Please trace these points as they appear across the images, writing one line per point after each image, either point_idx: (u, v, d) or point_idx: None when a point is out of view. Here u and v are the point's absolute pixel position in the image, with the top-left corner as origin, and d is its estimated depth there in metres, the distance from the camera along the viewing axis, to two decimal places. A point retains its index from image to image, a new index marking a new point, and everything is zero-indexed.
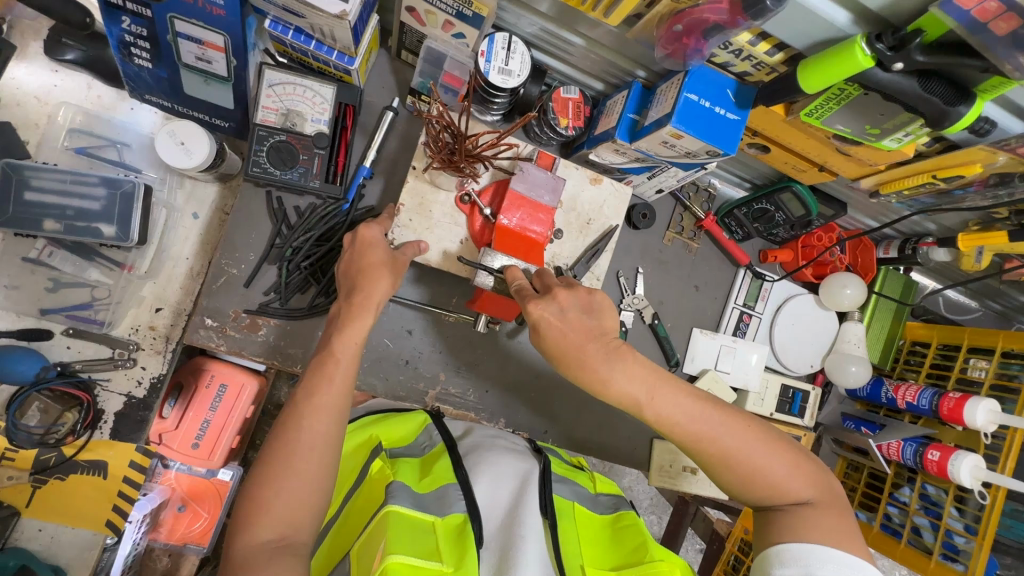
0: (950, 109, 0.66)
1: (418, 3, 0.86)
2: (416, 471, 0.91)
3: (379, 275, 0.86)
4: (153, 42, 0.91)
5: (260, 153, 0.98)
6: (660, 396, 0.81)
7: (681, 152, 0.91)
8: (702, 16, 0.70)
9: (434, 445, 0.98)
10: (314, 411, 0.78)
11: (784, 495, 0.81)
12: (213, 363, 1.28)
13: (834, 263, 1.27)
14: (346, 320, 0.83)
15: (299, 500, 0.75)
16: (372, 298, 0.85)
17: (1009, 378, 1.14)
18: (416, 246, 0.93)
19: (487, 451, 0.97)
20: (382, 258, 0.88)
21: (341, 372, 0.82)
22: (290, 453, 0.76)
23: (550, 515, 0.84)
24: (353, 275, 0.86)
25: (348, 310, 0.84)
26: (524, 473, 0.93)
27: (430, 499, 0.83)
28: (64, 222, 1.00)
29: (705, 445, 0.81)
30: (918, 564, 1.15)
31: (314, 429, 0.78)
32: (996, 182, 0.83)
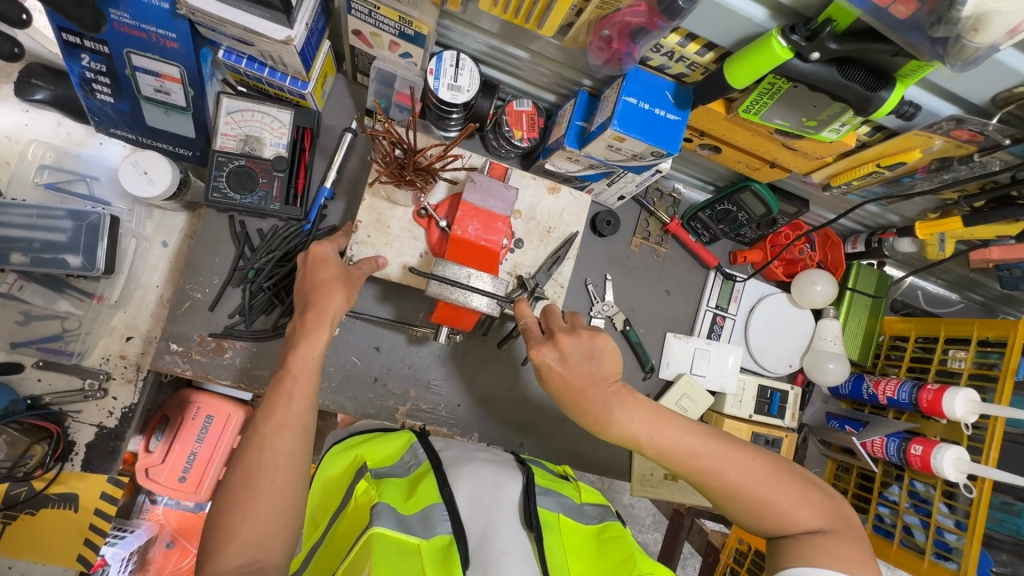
0: (872, 95, 0.67)
1: (362, 26, 0.89)
2: (402, 491, 0.84)
3: (338, 291, 0.87)
4: (113, 77, 0.94)
5: (219, 177, 1.00)
6: (661, 433, 0.80)
7: (628, 155, 0.92)
8: (625, 19, 0.72)
9: (419, 463, 0.91)
10: (276, 430, 0.77)
11: (794, 524, 0.76)
12: (199, 395, 1.28)
13: (804, 261, 1.26)
14: (301, 335, 0.83)
15: (274, 521, 0.73)
16: (325, 314, 0.85)
17: (988, 367, 1.11)
18: (372, 261, 0.94)
19: (463, 462, 0.91)
20: (335, 273, 0.89)
21: (300, 388, 0.81)
22: (255, 474, 0.74)
23: (534, 528, 0.79)
24: (307, 291, 0.87)
25: (303, 326, 0.84)
26: (504, 483, 0.87)
27: (415, 521, 0.77)
28: (31, 254, 1.02)
29: (708, 478, 0.79)
30: (912, 566, 1.11)
31: (276, 448, 0.76)
32: (937, 167, 0.83)
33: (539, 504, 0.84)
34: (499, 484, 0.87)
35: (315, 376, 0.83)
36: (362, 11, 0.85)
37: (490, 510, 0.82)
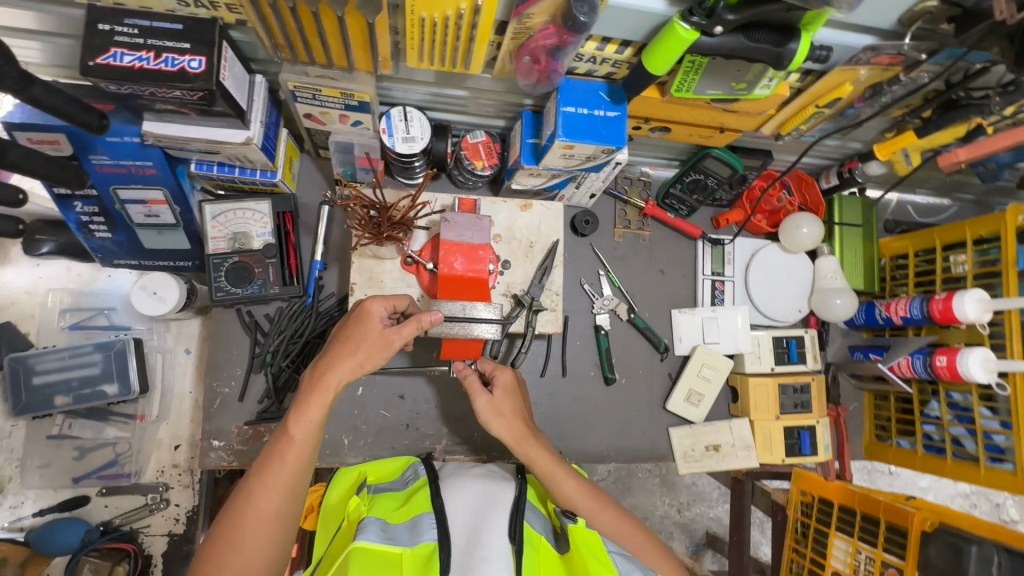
0: (782, 50, 0.71)
1: (310, 109, 0.95)
2: (393, 505, 0.91)
3: (375, 355, 0.84)
4: (105, 214, 1.03)
5: (219, 278, 1.07)
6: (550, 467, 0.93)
7: (583, 158, 0.96)
8: (541, 43, 0.78)
9: (417, 478, 0.98)
10: (279, 456, 0.79)
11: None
12: None
13: (785, 207, 1.29)
14: (325, 365, 0.82)
15: (256, 549, 0.76)
16: (339, 361, 0.82)
17: (991, 264, 1.11)
18: (434, 315, 0.86)
19: (459, 475, 0.97)
20: (380, 329, 0.84)
21: (316, 409, 0.81)
22: (246, 501, 0.77)
23: (516, 541, 0.79)
24: (343, 339, 0.85)
25: (334, 348, 0.84)
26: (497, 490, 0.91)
27: (401, 530, 0.82)
28: (72, 393, 1.10)
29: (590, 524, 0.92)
30: (971, 476, 1.11)
31: (279, 472, 0.78)
32: (871, 93, 0.86)
33: (526, 521, 0.84)
34: (495, 484, 0.94)
35: (321, 415, 0.81)
36: (307, 96, 0.91)
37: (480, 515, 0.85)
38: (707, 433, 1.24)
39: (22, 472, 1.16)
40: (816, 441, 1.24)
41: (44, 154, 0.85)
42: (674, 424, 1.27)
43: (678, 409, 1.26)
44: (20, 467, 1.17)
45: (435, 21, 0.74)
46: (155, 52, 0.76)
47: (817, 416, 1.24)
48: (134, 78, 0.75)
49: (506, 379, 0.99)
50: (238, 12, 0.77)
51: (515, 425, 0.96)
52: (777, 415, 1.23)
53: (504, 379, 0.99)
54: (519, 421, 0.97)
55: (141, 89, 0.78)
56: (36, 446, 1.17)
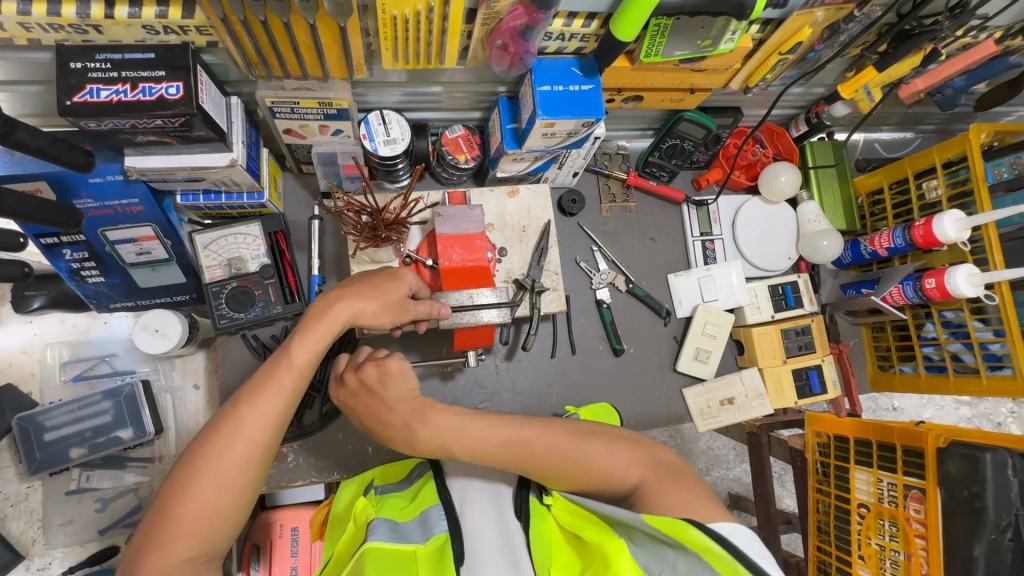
0: (743, 0, 0.74)
1: (290, 123, 0.96)
2: (400, 504, 0.91)
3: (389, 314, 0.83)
4: (96, 258, 1.03)
5: (220, 305, 1.07)
6: (466, 434, 0.78)
7: (564, 135, 0.98)
8: (511, 25, 0.80)
9: (422, 475, 0.97)
10: (277, 378, 0.72)
11: (618, 480, 0.76)
12: (276, 513, 1.29)
13: (761, 160, 1.32)
14: (338, 302, 0.79)
15: (246, 465, 0.67)
16: (356, 300, 0.80)
17: (963, 184, 1.16)
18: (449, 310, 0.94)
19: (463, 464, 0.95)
20: (404, 293, 0.85)
21: (325, 330, 0.76)
22: (237, 419, 0.68)
23: (524, 516, 0.81)
24: (366, 286, 0.82)
25: (355, 286, 0.82)
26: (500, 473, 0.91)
27: (412, 527, 0.82)
28: (87, 444, 1.10)
29: (522, 457, 0.77)
30: (974, 388, 1.15)
31: (279, 392, 0.71)
32: (830, 34, 0.90)
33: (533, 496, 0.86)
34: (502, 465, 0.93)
35: (324, 348, 0.76)
36: (285, 110, 0.92)
37: (492, 500, 0.85)
38: (720, 388, 1.26)
39: (45, 532, 1.15)
40: (825, 379, 1.28)
41: (41, 199, 0.83)
42: (686, 385, 1.30)
43: (689, 368, 1.28)
44: (43, 528, 1.16)
45: (406, 18, 0.76)
46: (131, 83, 0.76)
47: (821, 355, 1.28)
48: (113, 111, 0.75)
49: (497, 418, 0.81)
50: (208, 33, 0.77)
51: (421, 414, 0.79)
52: (784, 360, 1.27)
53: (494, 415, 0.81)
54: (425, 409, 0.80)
55: (121, 122, 0.78)
56: (56, 504, 1.16)
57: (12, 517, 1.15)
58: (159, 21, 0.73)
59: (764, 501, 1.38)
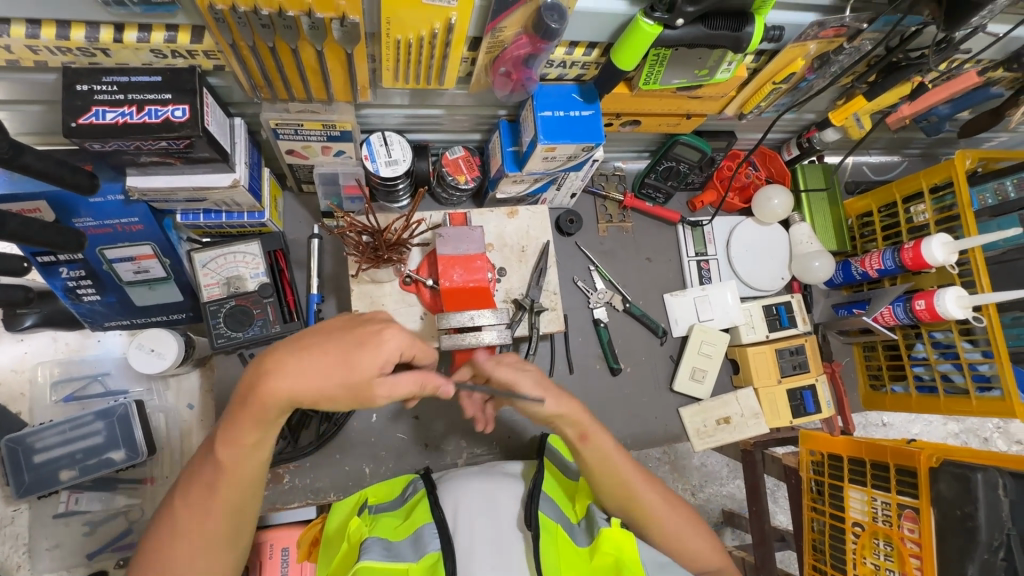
0: (740, 34, 0.76)
1: (293, 144, 0.96)
2: (394, 523, 0.91)
3: (347, 392, 0.65)
4: (93, 276, 1.02)
5: (218, 324, 1.06)
6: (593, 439, 0.85)
7: (564, 159, 1.00)
8: (515, 54, 0.81)
9: (416, 492, 0.97)
10: (238, 436, 0.66)
11: (692, 553, 0.89)
12: None
13: (754, 182, 1.35)
14: (278, 378, 0.63)
15: (197, 532, 0.67)
16: (313, 372, 0.64)
17: (948, 210, 1.19)
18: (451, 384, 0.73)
19: (457, 479, 0.97)
20: (373, 373, 0.65)
21: (284, 397, 0.64)
22: (210, 476, 0.67)
23: (532, 528, 0.82)
24: (335, 356, 0.64)
25: (321, 347, 0.65)
26: (493, 492, 0.92)
27: (406, 546, 0.83)
28: (77, 465, 1.08)
29: (621, 493, 0.87)
30: (964, 408, 1.17)
31: (242, 453, 0.66)
32: (821, 65, 0.94)
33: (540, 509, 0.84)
34: (499, 479, 0.96)
35: (280, 411, 0.65)
36: (289, 132, 0.93)
37: (485, 518, 0.87)
38: (716, 408, 1.28)
39: (31, 557, 1.12)
40: (818, 398, 1.30)
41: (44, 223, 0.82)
42: (683, 404, 1.31)
43: (685, 388, 1.29)
44: (28, 553, 1.13)
45: (410, 41, 0.76)
46: (137, 106, 0.76)
47: (815, 374, 1.30)
48: (118, 133, 0.75)
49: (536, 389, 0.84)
50: (215, 57, 0.78)
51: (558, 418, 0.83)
52: (779, 379, 1.28)
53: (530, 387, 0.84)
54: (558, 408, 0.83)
55: (125, 144, 0.78)
56: (43, 527, 1.13)
57: None
58: (168, 46, 0.74)
59: (760, 520, 1.38)
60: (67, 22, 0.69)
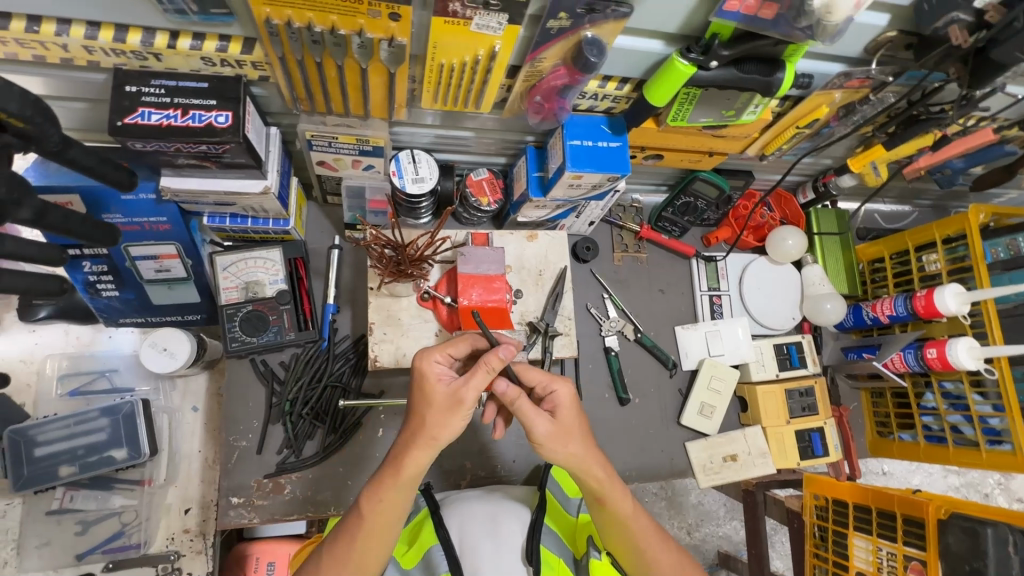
0: (771, 80, 0.79)
1: (325, 156, 0.98)
2: (401, 545, 0.91)
3: (447, 417, 0.76)
4: (115, 272, 1.03)
5: (233, 328, 1.06)
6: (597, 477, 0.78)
7: (588, 187, 1.02)
8: (552, 84, 0.84)
9: (419, 511, 0.96)
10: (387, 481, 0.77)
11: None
12: (255, 546, 1.22)
13: (768, 223, 1.37)
14: (399, 456, 0.77)
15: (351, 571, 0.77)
16: (420, 409, 0.77)
17: (961, 261, 1.21)
18: (510, 346, 0.76)
19: (460, 500, 0.96)
20: (448, 390, 0.76)
21: (417, 441, 0.76)
22: (358, 519, 0.78)
23: (533, 563, 0.83)
24: (414, 404, 0.79)
25: (419, 386, 0.78)
26: (496, 515, 0.92)
27: (417, 570, 0.85)
28: (78, 462, 1.06)
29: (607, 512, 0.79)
30: (973, 460, 1.16)
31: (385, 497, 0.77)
32: (845, 113, 0.97)
33: (543, 544, 0.85)
34: (504, 501, 0.96)
35: (417, 455, 0.76)
36: (322, 144, 0.95)
37: (489, 543, 0.87)
38: (723, 444, 1.27)
39: (19, 553, 1.10)
40: (826, 441, 1.29)
41: (79, 214, 0.81)
42: (690, 439, 1.30)
43: (693, 423, 1.28)
44: (17, 549, 1.10)
45: (452, 66, 0.79)
46: (182, 110, 0.78)
47: (823, 417, 1.30)
48: (161, 135, 0.77)
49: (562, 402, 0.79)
50: (262, 68, 0.80)
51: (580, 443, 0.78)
52: (788, 420, 1.28)
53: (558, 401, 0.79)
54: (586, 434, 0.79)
55: (166, 145, 0.79)
56: (34, 524, 1.11)
57: None
58: (219, 54, 0.76)
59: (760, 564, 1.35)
60: (125, 26, 0.72)
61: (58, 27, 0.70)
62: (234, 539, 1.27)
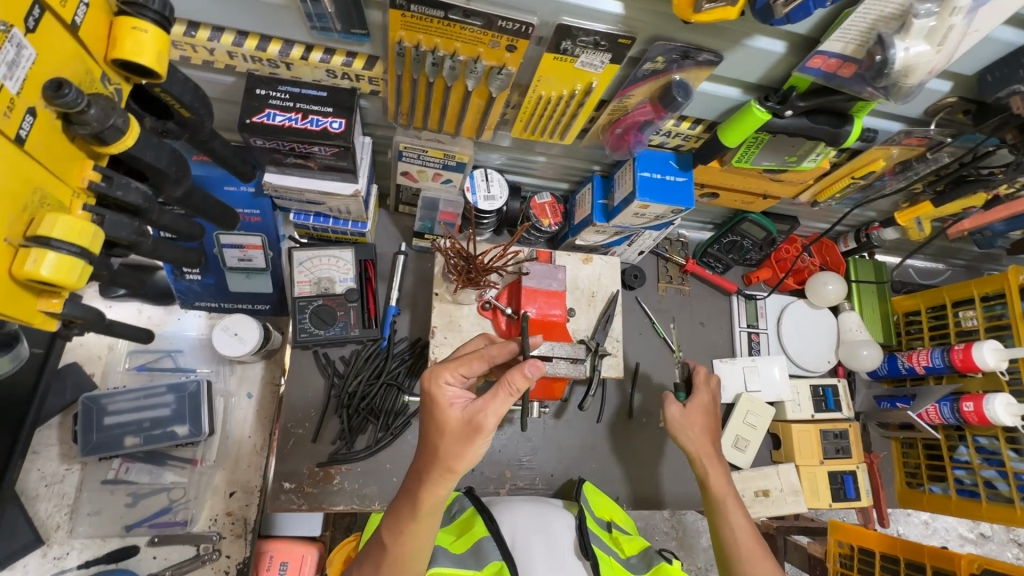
0: (839, 131, 0.86)
1: (410, 167, 1.06)
2: (449, 538, 0.94)
3: (463, 446, 0.71)
4: (203, 257, 1.10)
5: (303, 320, 1.12)
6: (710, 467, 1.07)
7: (651, 218, 1.09)
8: (635, 119, 0.92)
9: (464, 509, 0.99)
10: (409, 513, 0.75)
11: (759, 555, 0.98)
12: (270, 543, 1.15)
13: (809, 267, 1.42)
14: (416, 487, 0.74)
15: None
16: (431, 441, 0.73)
17: (998, 318, 1.24)
18: (537, 363, 0.70)
19: (506, 501, 1.01)
20: (458, 420, 0.72)
21: (434, 474, 0.72)
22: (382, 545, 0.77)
23: (589, 558, 0.89)
24: (427, 430, 0.74)
25: (427, 416, 0.74)
26: (544, 516, 0.97)
27: (466, 557, 0.88)
28: (142, 434, 1.11)
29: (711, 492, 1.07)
30: (1008, 517, 1.18)
31: (413, 533, 0.75)
32: (900, 168, 1.03)
33: (595, 544, 0.91)
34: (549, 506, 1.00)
35: (436, 487, 0.73)
36: (412, 156, 1.02)
37: (541, 539, 0.93)
38: (756, 478, 1.28)
39: (72, 519, 1.13)
40: (859, 485, 1.31)
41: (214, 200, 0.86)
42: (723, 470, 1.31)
43: (727, 455, 1.30)
44: (71, 514, 1.14)
45: (551, 99, 0.87)
46: (302, 114, 0.86)
47: (856, 461, 1.32)
48: (282, 134, 0.85)
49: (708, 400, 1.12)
50: (376, 84, 0.89)
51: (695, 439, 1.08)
52: (821, 461, 1.30)
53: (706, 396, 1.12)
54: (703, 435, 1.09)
55: (283, 144, 0.88)
56: (89, 492, 1.15)
57: (43, 498, 1.13)
58: (343, 68, 0.84)
59: None
60: (268, 37, 0.80)
61: (212, 33, 0.79)
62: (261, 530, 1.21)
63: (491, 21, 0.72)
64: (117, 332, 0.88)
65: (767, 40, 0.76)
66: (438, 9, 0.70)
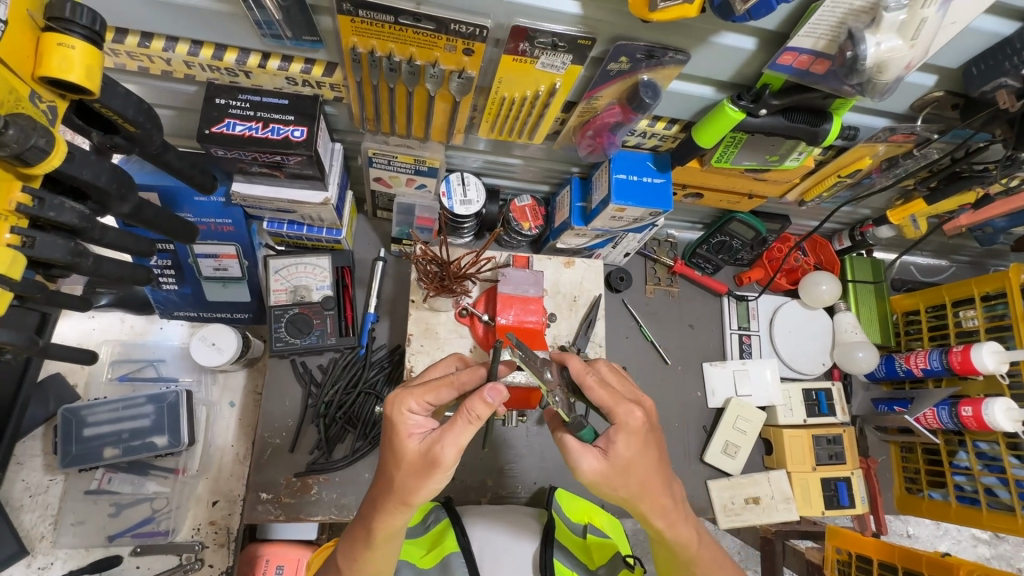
0: (817, 129, 0.82)
1: (382, 173, 1.04)
2: (419, 552, 0.92)
3: (420, 477, 0.68)
4: (177, 267, 1.10)
5: (279, 329, 1.11)
6: (675, 520, 0.78)
7: (630, 220, 1.05)
8: (604, 121, 0.89)
9: (438, 521, 0.96)
10: (366, 538, 0.74)
11: None
12: (266, 547, 1.17)
13: (802, 266, 1.37)
14: (373, 512, 0.73)
15: None
16: (390, 469, 0.71)
17: (1000, 319, 1.19)
18: (498, 388, 0.66)
19: (480, 512, 1.00)
20: (416, 451, 0.69)
21: (391, 503, 0.71)
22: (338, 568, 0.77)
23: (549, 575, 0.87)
24: (387, 457, 0.72)
25: (388, 444, 0.72)
26: (516, 529, 0.97)
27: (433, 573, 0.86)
28: (121, 445, 1.12)
29: (684, 547, 0.81)
30: (1010, 526, 1.13)
31: (370, 558, 0.75)
32: (888, 166, 0.99)
33: (555, 557, 0.90)
34: (518, 518, 1.00)
35: (392, 515, 0.71)
36: (382, 162, 1.00)
37: (510, 555, 0.93)
38: (746, 485, 1.25)
39: (56, 529, 1.14)
40: (853, 492, 1.27)
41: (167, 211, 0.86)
42: (711, 476, 1.28)
43: (716, 461, 1.27)
44: (55, 524, 1.15)
45: (514, 100, 0.85)
46: (263, 123, 0.85)
47: (850, 467, 1.28)
48: (242, 144, 0.83)
49: (636, 422, 0.71)
50: (338, 90, 0.87)
51: (641, 484, 0.74)
52: (813, 467, 1.26)
53: (633, 422, 0.71)
54: (648, 477, 0.74)
55: (245, 154, 0.86)
56: (73, 502, 1.16)
57: (28, 509, 1.15)
58: (302, 75, 0.83)
59: None
60: (224, 46, 0.79)
61: (166, 43, 0.77)
62: (246, 538, 1.21)
63: (444, 24, 0.69)
64: (53, 353, 0.83)
65: (735, 37, 0.72)
66: (387, 14, 0.68)
